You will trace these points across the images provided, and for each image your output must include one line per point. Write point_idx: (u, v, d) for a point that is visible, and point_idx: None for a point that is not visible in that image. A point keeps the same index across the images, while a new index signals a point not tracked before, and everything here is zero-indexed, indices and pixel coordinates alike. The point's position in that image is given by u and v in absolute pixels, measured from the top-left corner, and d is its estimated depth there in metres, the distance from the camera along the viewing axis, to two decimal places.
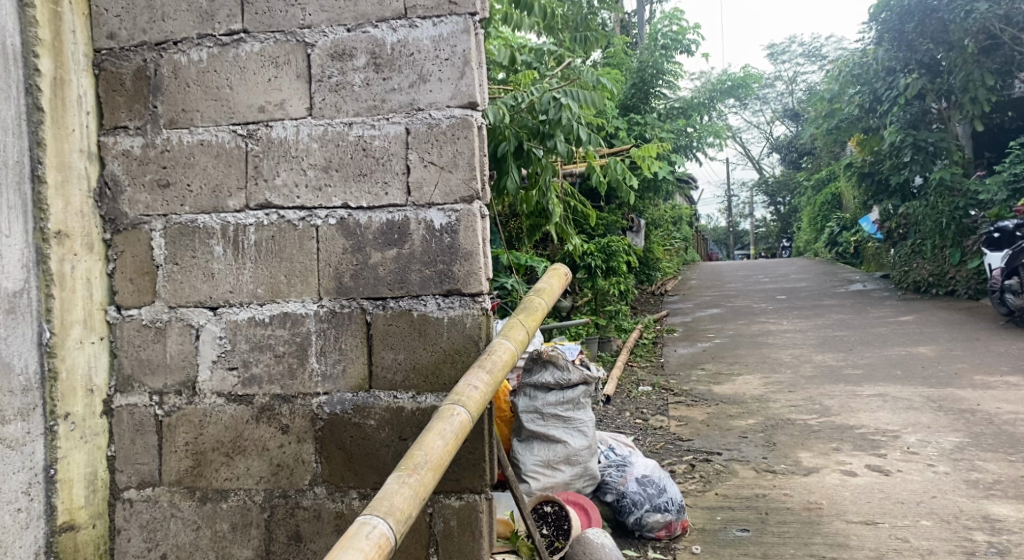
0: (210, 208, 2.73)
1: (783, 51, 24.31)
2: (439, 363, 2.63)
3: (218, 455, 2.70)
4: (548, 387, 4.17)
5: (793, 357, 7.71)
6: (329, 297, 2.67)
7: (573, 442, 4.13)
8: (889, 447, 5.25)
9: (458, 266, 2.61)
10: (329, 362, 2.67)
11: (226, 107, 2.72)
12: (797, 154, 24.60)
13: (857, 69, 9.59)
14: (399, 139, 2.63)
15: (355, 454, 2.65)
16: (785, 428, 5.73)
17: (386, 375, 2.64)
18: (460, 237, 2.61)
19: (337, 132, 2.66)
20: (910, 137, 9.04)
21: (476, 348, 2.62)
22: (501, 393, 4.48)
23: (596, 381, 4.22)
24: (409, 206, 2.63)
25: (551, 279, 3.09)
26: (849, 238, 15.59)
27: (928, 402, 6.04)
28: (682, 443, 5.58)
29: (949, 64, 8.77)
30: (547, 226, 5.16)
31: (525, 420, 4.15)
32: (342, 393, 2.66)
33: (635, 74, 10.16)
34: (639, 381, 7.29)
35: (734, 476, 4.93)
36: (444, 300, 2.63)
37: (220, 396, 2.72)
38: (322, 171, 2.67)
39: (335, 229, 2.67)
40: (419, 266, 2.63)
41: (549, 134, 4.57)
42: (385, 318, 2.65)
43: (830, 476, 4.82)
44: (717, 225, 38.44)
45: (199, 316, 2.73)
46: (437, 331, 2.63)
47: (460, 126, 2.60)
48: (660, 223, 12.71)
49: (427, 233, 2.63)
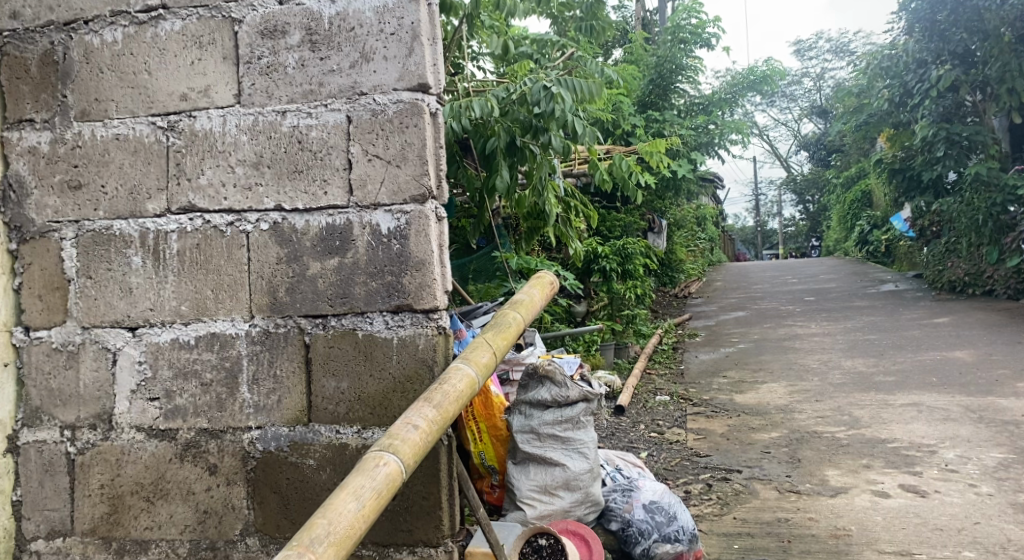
0: (127, 212, 2.34)
1: (810, 48, 23.61)
2: (388, 393, 2.23)
3: (137, 500, 2.32)
4: (544, 405, 3.45)
5: (820, 363, 7.21)
6: (261, 315, 2.29)
7: (573, 465, 3.44)
8: (925, 464, 4.77)
9: (409, 278, 2.22)
10: (262, 392, 2.28)
11: (145, 95, 2.34)
12: (826, 151, 23.93)
13: (886, 62, 9.02)
14: (340, 128, 2.24)
15: (293, 500, 2.27)
16: (812, 442, 5.26)
17: (326, 406, 2.26)
18: (411, 243, 2.22)
19: (269, 122, 2.28)
20: (943, 131, 8.51)
21: (431, 375, 2.22)
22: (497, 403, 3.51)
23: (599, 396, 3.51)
24: (352, 208, 2.24)
25: (532, 289, 2.73)
26: (880, 236, 15.00)
27: (967, 413, 5.54)
28: (699, 459, 5.13)
29: (985, 54, 8.21)
30: (547, 228, 4.75)
31: (519, 441, 3.40)
32: (277, 427, 2.28)
33: (653, 69, 9.73)
34: (656, 390, 6.84)
35: (755, 497, 4.48)
36: (393, 318, 2.24)
37: (140, 430, 2.33)
38: (252, 167, 2.28)
39: (268, 236, 2.28)
40: (363, 277, 2.24)
41: (543, 128, 4.16)
42: (325, 339, 2.26)
43: (860, 498, 4.35)
44: (745, 225, 37.67)
45: (115, 338, 2.34)
46: (386, 354, 2.24)
47: (409, 112, 2.21)
48: (684, 223, 12.24)
49: (373, 238, 2.24)
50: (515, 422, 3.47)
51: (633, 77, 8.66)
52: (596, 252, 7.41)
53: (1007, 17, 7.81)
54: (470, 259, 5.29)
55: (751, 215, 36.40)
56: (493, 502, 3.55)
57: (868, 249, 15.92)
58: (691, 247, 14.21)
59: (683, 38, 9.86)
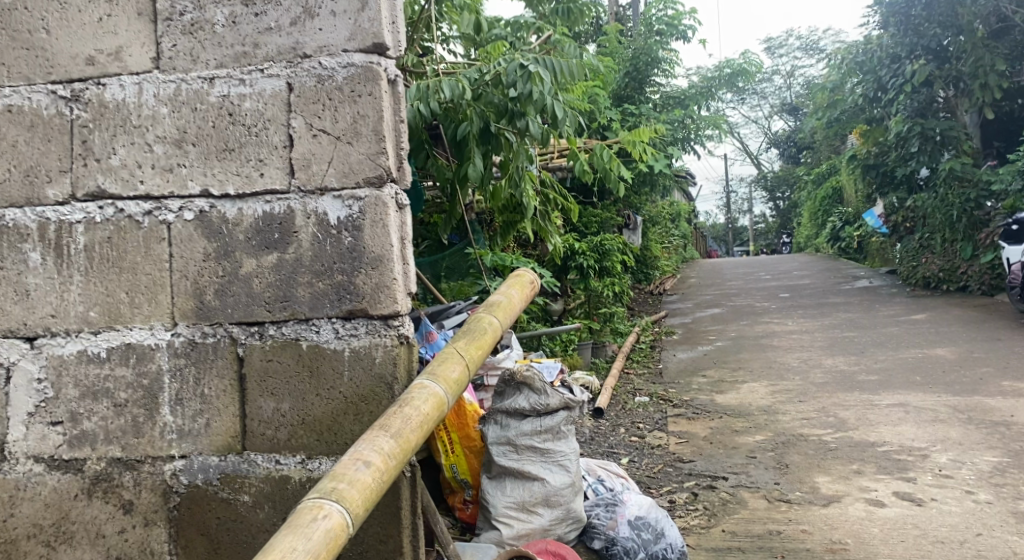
0: (23, 199, 1.93)
1: (780, 45, 23.44)
2: (337, 416, 1.86)
3: (35, 545, 1.93)
4: (521, 414, 3.09)
5: (801, 361, 6.93)
6: (186, 323, 1.91)
7: (553, 479, 3.05)
8: (918, 469, 4.46)
9: (362, 277, 1.85)
10: (187, 414, 1.90)
11: (44, 58, 1.94)
12: (796, 148, 23.76)
13: (861, 56, 8.52)
14: (279, 97, 1.87)
15: (224, 542, 1.90)
16: (798, 446, 4.96)
17: (263, 431, 1.88)
18: (365, 235, 1.85)
19: (194, 91, 1.89)
20: (917, 126, 8.02)
21: (390, 393, 1.85)
22: (468, 414, 3.21)
23: (581, 404, 3.14)
24: (293, 193, 1.87)
25: (509, 291, 2.45)
26: (852, 233, 14.85)
27: (956, 413, 5.27)
28: (682, 465, 4.81)
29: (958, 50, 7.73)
30: (523, 223, 4.38)
31: (494, 453, 3.06)
32: (205, 457, 1.89)
33: (629, 62, 9.36)
34: (635, 391, 6.51)
35: (743, 507, 4.15)
36: (344, 326, 1.86)
37: (39, 461, 1.93)
38: (174, 145, 1.90)
39: (193, 227, 1.90)
40: (308, 276, 1.87)
41: (519, 113, 3.75)
42: (262, 351, 1.89)
43: (854, 508, 4.03)
44: (716, 222, 37.61)
45: (9, 351, 1.94)
46: (335, 369, 1.86)
47: (362, 77, 1.83)
48: (659, 218, 11.96)
49: (319, 230, 1.87)
50: (490, 433, 3.12)
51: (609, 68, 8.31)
52: (573, 249, 7.07)
53: (980, 11, 7.44)
54: (443, 256, 4.84)
55: (721, 212, 36.36)
56: (466, 520, 3.22)
57: (839, 246, 15.74)
58: (666, 245, 13.91)
59: (659, 30, 9.61)
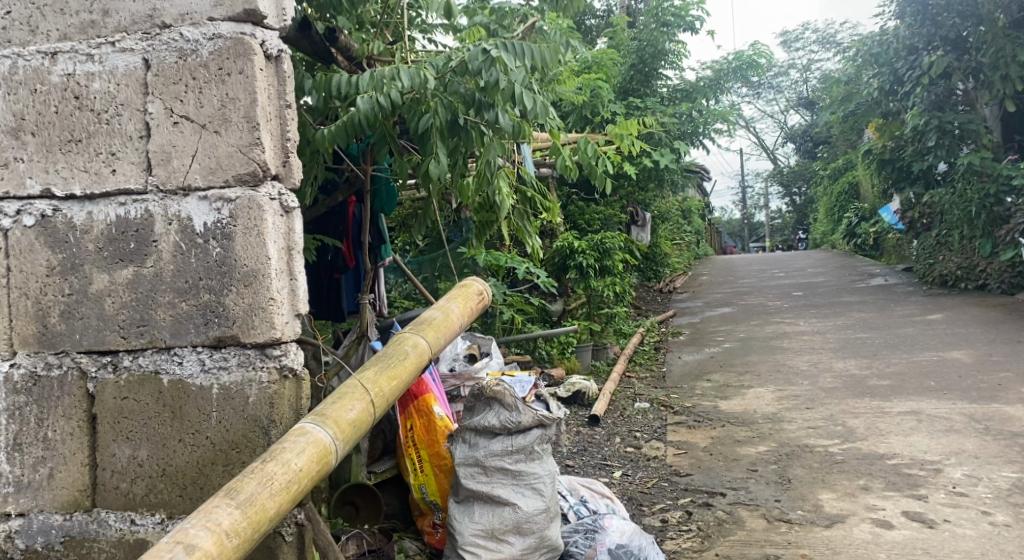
0: None
1: (797, 38, 22.82)
2: (204, 466, 1.53)
3: None
4: (491, 432, 2.49)
5: (810, 365, 6.53)
6: (25, 352, 1.56)
7: (525, 504, 2.42)
8: (929, 486, 3.99)
9: (232, 297, 1.52)
10: (26, 464, 1.56)
11: None
12: (812, 143, 23.13)
13: (876, 48, 7.96)
14: (133, 77, 1.53)
15: None
16: (801, 459, 4.49)
17: (116, 484, 1.54)
18: (237, 244, 1.52)
19: (34, 69, 1.55)
20: (934, 119, 7.51)
21: (266, 440, 1.52)
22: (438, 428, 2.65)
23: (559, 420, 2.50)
24: (151, 193, 1.54)
25: (446, 307, 2.10)
26: (867, 229, 14.36)
27: (972, 423, 4.85)
28: (679, 479, 4.33)
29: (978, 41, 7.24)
30: (497, 223, 3.90)
31: (461, 475, 2.47)
32: (47, 517, 1.56)
33: (634, 54, 8.91)
34: (635, 396, 6.11)
35: (740, 527, 3.65)
36: (211, 357, 1.53)
37: None
38: (12, 135, 1.56)
39: (33, 234, 1.56)
40: (170, 295, 1.53)
41: (488, 103, 2.82)
42: (115, 387, 1.55)
43: (858, 530, 3.53)
44: (733, 218, 37.03)
45: None
46: (202, 410, 1.53)
47: (229, 52, 1.50)
48: (670, 215, 11.55)
49: (182, 239, 1.53)
50: (457, 454, 2.53)
51: (612, 59, 7.85)
52: (571, 247, 6.59)
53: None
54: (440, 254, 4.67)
55: (737, 207, 35.80)
56: (435, 546, 2.62)
57: (855, 242, 15.24)
58: (676, 240, 13.43)
59: (667, 22, 8.96)
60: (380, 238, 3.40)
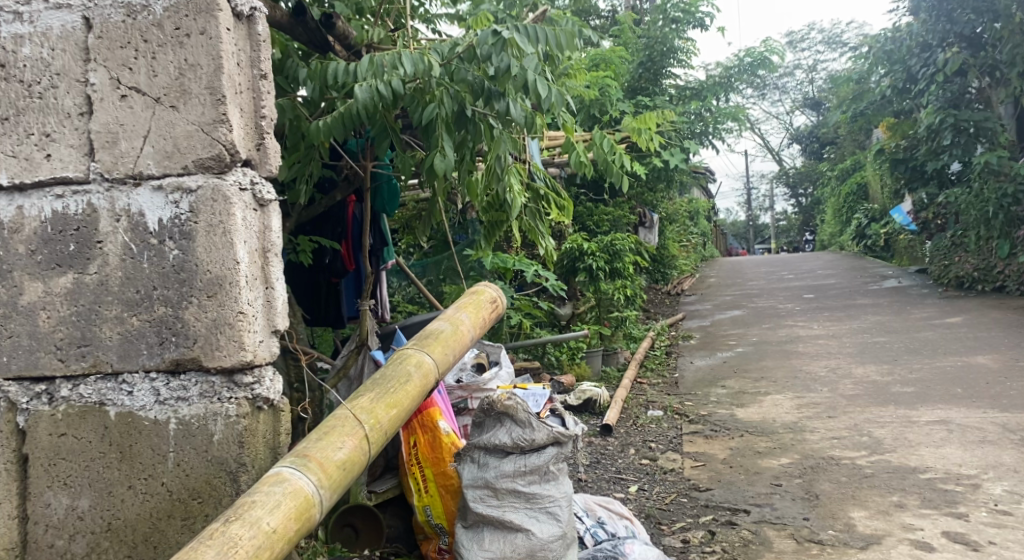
0: None
1: (801, 38, 22.47)
2: (160, 518, 1.25)
3: None
4: (502, 450, 2.12)
5: (828, 370, 6.21)
6: None
7: (540, 531, 2.06)
8: (967, 503, 3.45)
9: (192, 311, 1.24)
10: None
11: None
12: (819, 144, 22.79)
13: (888, 45, 7.59)
14: (72, 39, 1.25)
15: None
16: (830, 473, 3.99)
17: (51, 542, 1.26)
18: (198, 247, 1.24)
19: None
20: (948, 118, 7.11)
21: (234, 488, 1.25)
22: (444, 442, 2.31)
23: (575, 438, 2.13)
24: (95, 183, 1.25)
25: (452, 319, 1.81)
26: (878, 230, 14.01)
27: (1007, 434, 4.42)
28: (698, 495, 3.83)
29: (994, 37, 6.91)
30: (507, 223, 3.55)
31: (469, 498, 2.12)
32: None
33: (643, 52, 8.59)
34: (648, 404, 5.78)
35: (768, 549, 3.13)
36: (167, 385, 1.25)
37: None
38: None
39: None
40: (117, 308, 1.25)
41: (498, 93, 2.51)
42: (49, 421, 1.26)
43: (896, 552, 3.00)
44: (739, 219, 36.67)
45: None
46: (158, 448, 1.25)
47: (188, 8, 1.22)
48: (677, 216, 11.23)
49: (132, 239, 1.24)
50: (463, 473, 2.17)
51: (620, 56, 7.54)
52: (581, 249, 6.31)
53: None
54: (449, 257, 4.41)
55: (740, 207, 35.39)
56: None
57: (863, 243, 14.86)
58: (683, 243, 13.08)
59: (675, 18, 8.67)
60: (383, 240, 3.08)
